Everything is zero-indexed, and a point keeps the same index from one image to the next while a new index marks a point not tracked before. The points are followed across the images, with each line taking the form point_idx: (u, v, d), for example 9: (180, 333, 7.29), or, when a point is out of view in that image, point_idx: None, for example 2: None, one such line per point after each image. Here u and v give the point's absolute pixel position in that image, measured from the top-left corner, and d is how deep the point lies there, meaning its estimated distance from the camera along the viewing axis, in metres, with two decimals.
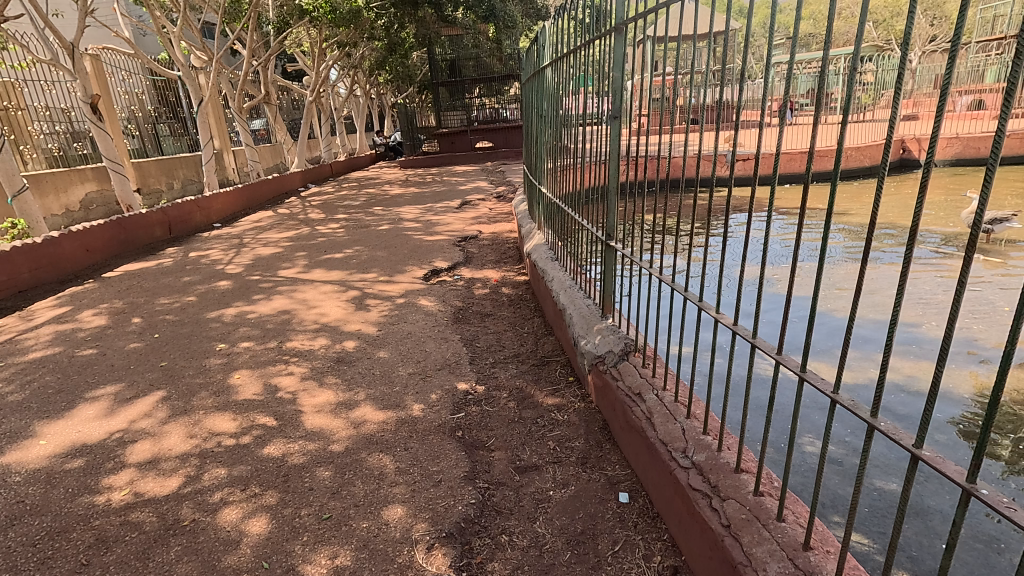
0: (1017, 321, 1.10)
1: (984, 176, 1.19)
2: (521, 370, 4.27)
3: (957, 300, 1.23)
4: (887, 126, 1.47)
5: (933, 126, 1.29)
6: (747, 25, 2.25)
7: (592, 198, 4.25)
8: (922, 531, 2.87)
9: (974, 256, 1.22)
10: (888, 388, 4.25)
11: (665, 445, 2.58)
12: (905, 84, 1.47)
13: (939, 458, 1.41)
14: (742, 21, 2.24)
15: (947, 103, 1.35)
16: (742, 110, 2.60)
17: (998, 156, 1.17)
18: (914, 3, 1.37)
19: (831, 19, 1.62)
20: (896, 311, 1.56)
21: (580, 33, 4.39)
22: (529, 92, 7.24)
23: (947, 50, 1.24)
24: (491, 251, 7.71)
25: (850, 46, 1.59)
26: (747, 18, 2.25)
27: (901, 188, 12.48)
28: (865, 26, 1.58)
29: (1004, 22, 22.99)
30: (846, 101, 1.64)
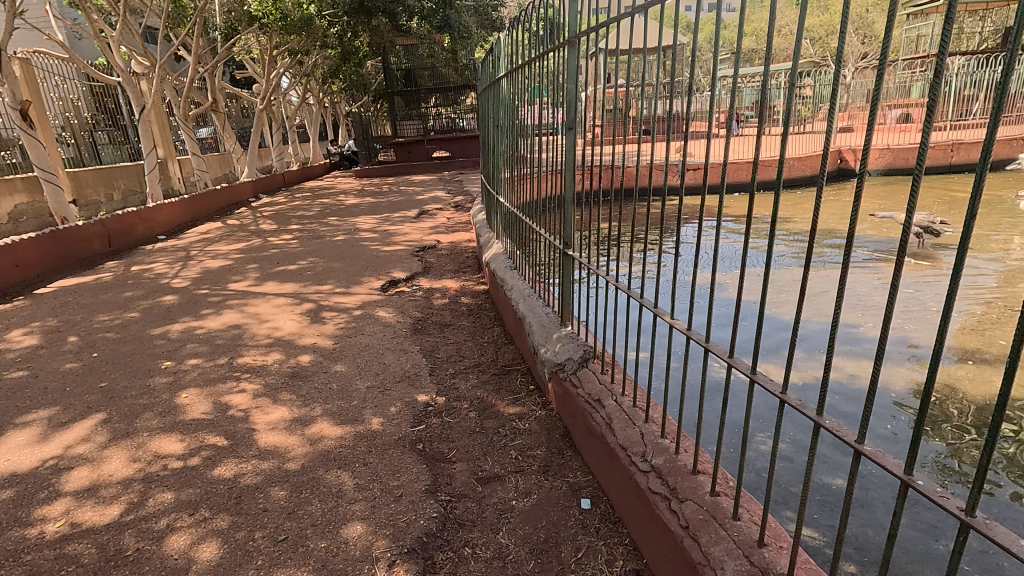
0: (943, 320, 1.17)
1: (911, 187, 1.26)
2: (481, 380, 4.25)
3: (891, 300, 1.31)
4: (823, 140, 1.54)
5: (865, 140, 1.36)
6: (694, 43, 2.34)
7: (548, 208, 4.29)
8: (867, 523, 3.00)
9: (905, 258, 1.29)
10: (831, 387, 4.45)
11: (625, 449, 2.62)
12: (840, 98, 1.54)
13: (880, 452, 1.48)
14: (689, 36, 2.28)
15: (877, 118, 1.42)
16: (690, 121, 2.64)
17: (922, 168, 1.25)
18: (846, 22, 1.44)
19: (769, 36, 1.67)
20: (837, 313, 1.64)
21: (533, 45, 4.45)
22: (485, 103, 7.26)
23: (875, 69, 1.32)
24: (449, 261, 7.68)
25: (788, 61, 1.65)
26: (693, 34, 2.30)
27: (839, 196, 13.16)
28: (802, 42, 1.63)
29: (925, 42, 24.69)
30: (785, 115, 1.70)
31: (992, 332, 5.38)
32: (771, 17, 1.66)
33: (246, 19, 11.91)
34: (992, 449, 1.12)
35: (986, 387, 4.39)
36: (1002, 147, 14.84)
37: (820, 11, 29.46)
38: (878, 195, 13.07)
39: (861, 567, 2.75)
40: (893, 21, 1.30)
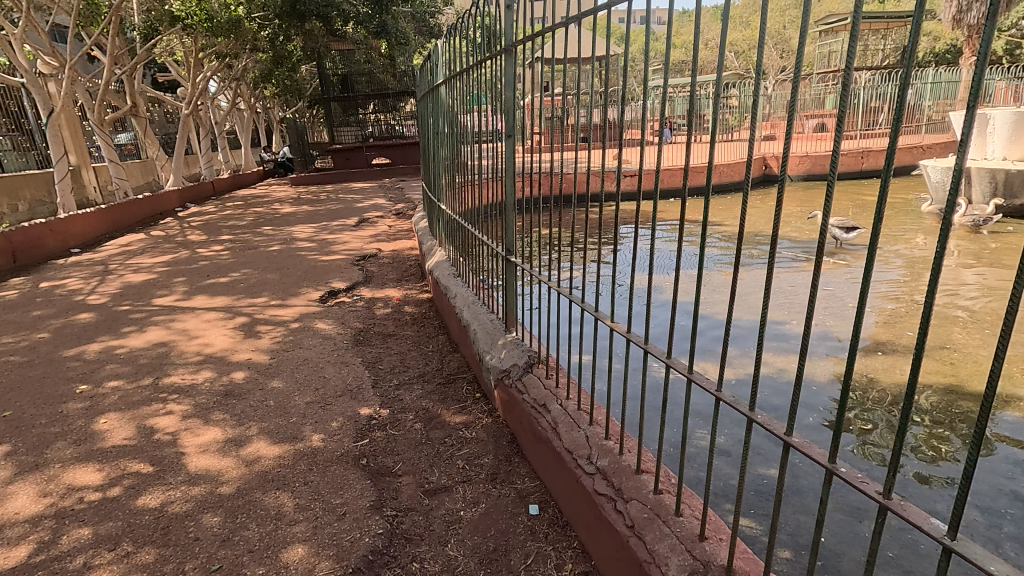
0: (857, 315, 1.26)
1: (824, 194, 1.35)
2: (426, 390, 4.17)
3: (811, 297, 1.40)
4: (746, 149, 1.61)
5: (783, 150, 1.44)
6: (626, 53, 2.41)
7: (490, 214, 4.29)
8: (799, 510, 3.16)
9: (821, 257, 1.38)
10: (763, 381, 4.68)
11: (571, 453, 2.64)
12: (761, 108, 1.61)
13: (806, 443, 1.56)
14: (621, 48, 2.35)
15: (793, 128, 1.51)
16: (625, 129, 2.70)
17: (834, 175, 1.34)
18: (763, 38, 1.52)
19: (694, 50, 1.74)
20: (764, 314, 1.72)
21: (471, 53, 4.46)
22: (424, 110, 7.22)
23: (790, 82, 1.41)
24: (391, 270, 7.53)
25: (712, 74, 1.72)
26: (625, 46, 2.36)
27: (764, 201, 13.94)
28: (724, 55, 1.71)
29: (836, 58, 26.61)
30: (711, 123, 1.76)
31: (901, 325, 5.83)
32: (696, 31, 1.72)
33: (168, 19, 11.30)
34: (904, 432, 1.21)
35: (898, 376, 4.75)
36: (904, 154, 16.19)
37: (743, 26, 31.24)
38: (799, 199, 13.94)
39: (795, 552, 2.89)
40: (805, 38, 1.38)
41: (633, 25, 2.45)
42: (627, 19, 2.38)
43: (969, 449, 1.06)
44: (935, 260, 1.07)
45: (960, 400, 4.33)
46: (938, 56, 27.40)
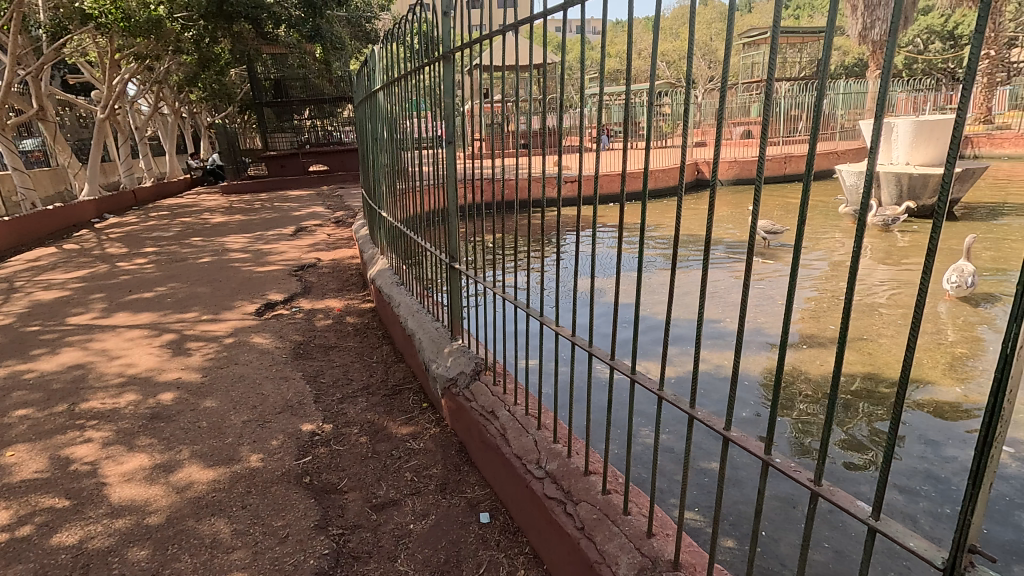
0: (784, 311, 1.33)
1: (753, 197, 1.42)
2: (372, 403, 4.07)
3: (743, 295, 1.46)
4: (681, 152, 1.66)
5: (714, 156, 1.51)
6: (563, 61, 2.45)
7: (432, 221, 4.26)
8: (738, 500, 3.30)
9: (752, 256, 1.45)
10: (701, 377, 4.87)
11: (520, 458, 2.64)
12: (693, 116, 1.67)
13: (743, 436, 1.63)
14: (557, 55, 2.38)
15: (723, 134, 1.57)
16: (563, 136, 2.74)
17: (761, 178, 1.41)
18: (691, 48, 1.58)
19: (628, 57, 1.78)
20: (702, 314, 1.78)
21: (409, 59, 4.43)
22: (362, 115, 7.08)
23: (718, 91, 1.47)
24: (332, 280, 7.32)
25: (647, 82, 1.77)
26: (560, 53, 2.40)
27: (698, 204, 14.56)
28: (655, 64, 1.76)
29: (759, 69, 28.19)
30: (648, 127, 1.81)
31: (824, 320, 6.22)
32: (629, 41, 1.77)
33: (78, 18, 10.51)
34: (830, 420, 1.28)
35: (822, 367, 5.07)
36: (822, 160, 17.33)
37: (674, 37, 32.63)
38: (730, 203, 14.64)
39: (737, 541, 3.01)
40: (729, 50, 1.44)
41: (570, 32, 2.49)
42: (562, 28, 2.43)
43: (888, 433, 1.14)
44: (851, 258, 1.15)
45: (879, 387, 4.67)
46: (848, 69, 29.62)
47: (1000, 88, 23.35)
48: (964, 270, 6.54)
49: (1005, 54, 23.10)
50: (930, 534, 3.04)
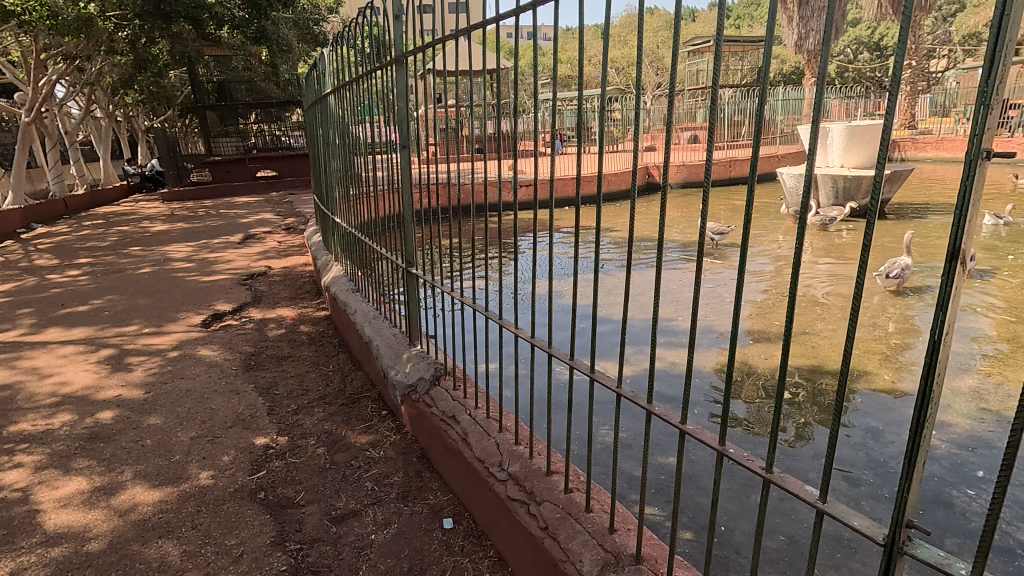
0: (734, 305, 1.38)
1: (701, 199, 1.47)
2: (328, 413, 3.96)
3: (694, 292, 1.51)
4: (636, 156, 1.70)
5: (663, 159, 1.56)
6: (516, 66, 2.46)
7: (387, 227, 4.19)
8: (695, 492, 3.39)
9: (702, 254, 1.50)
10: (657, 374, 4.99)
11: (482, 462, 2.64)
12: (643, 121, 1.72)
13: (699, 429, 1.68)
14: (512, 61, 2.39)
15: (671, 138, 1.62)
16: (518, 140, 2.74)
17: (708, 182, 1.46)
18: (640, 55, 1.63)
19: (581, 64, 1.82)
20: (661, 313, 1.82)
21: (360, 62, 4.36)
22: (312, 119, 6.93)
23: (667, 98, 1.52)
24: (283, 288, 7.10)
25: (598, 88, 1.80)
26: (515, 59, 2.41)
27: (649, 207, 14.93)
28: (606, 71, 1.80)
29: (704, 76, 29.22)
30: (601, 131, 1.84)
31: (770, 316, 6.49)
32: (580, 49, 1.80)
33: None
34: (779, 410, 1.34)
35: (770, 361, 5.29)
36: (764, 163, 18.10)
37: (622, 44, 33.43)
38: (679, 205, 15.08)
39: (695, 533, 3.09)
40: (676, 57, 1.49)
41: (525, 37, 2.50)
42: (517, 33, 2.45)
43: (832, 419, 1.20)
44: (795, 254, 1.21)
45: (822, 377, 4.91)
46: (786, 76, 31.10)
47: (922, 95, 25.03)
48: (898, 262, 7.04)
49: (925, 64, 24.75)
50: (873, 515, 3.21)
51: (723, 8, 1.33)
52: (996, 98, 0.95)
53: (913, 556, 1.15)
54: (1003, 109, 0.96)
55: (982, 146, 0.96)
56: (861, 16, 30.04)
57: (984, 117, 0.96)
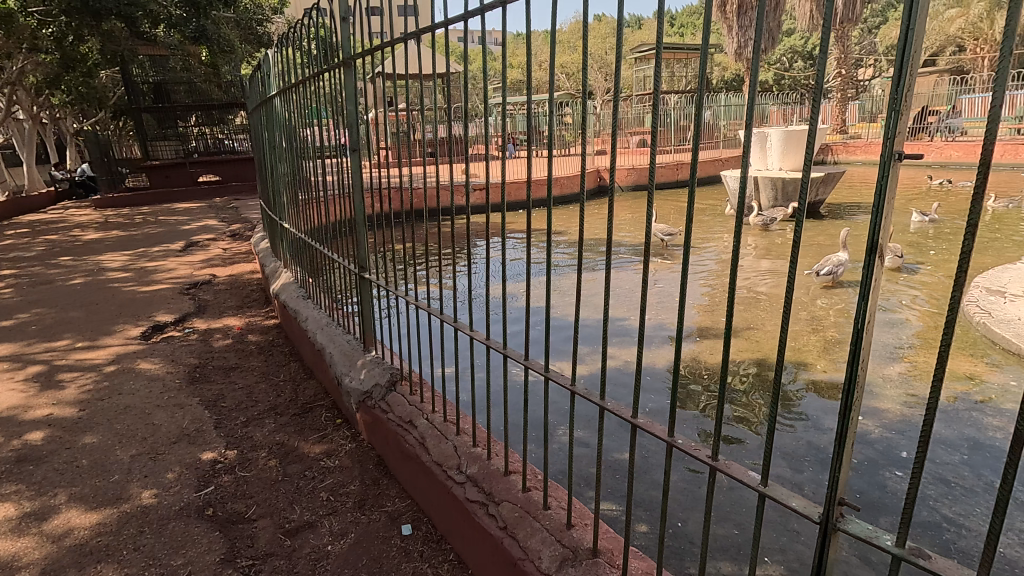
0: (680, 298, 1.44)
1: (646, 200, 1.54)
2: (280, 424, 3.85)
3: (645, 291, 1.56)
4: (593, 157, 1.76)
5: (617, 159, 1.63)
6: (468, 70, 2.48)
7: (339, 231, 4.11)
8: (650, 486, 3.47)
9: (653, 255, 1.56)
10: (612, 373, 5.11)
11: (441, 465, 2.64)
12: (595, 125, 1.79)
13: (651, 422, 1.73)
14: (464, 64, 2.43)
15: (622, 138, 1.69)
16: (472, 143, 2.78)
17: (652, 184, 1.53)
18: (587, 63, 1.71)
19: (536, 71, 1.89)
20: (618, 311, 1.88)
21: (307, 65, 4.28)
22: (257, 123, 6.73)
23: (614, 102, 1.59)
24: (229, 296, 6.85)
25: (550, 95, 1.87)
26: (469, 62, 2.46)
27: (601, 210, 15.23)
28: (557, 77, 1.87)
29: (650, 82, 30.04)
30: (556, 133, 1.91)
31: (717, 313, 6.73)
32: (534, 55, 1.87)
33: None
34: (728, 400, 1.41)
35: (718, 356, 5.49)
36: (709, 166, 18.76)
37: (571, 50, 34.03)
38: (630, 208, 15.44)
39: (651, 526, 3.16)
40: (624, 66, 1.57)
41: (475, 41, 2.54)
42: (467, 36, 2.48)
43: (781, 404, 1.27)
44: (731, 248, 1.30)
45: (766, 370, 5.14)
46: (727, 83, 32.38)
47: (851, 103, 26.53)
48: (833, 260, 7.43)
49: (854, 73, 26.26)
50: (814, 498, 3.39)
51: (663, 18, 1.41)
52: (904, 106, 1.05)
53: (846, 531, 1.24)
54: (911, 117, 1.06)
55: (893, 147, 1.06)
56: (794, 27, 31.64)
57: (894, 123, 1.05)
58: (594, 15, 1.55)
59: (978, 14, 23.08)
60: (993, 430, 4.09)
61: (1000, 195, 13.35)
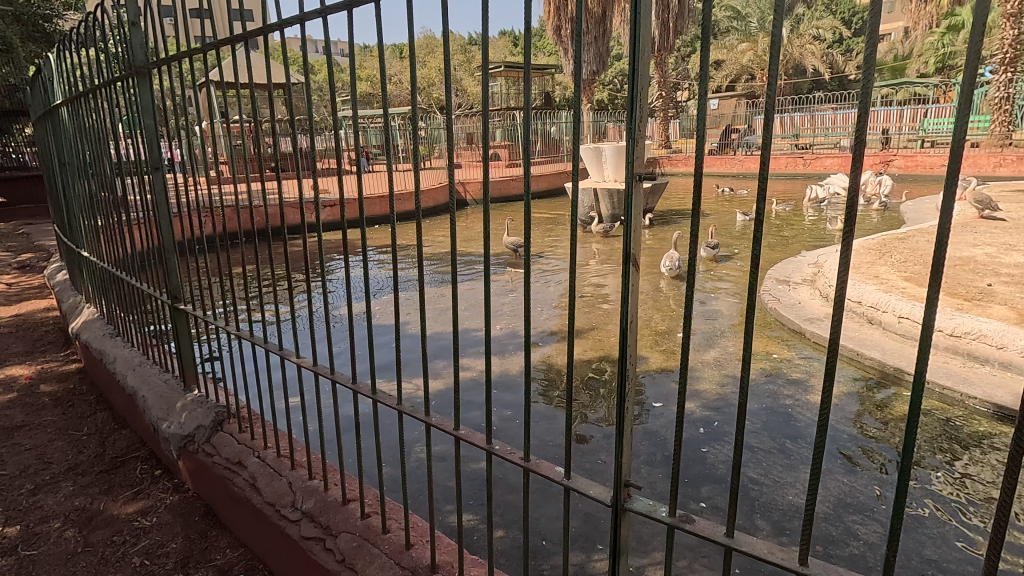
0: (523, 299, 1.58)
1: (477, 214, 1.64)
2: (80, 486, 3.31)
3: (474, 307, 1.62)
4: (449, 172, 1.86)
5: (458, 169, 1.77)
6: (306, 81, 2.55)
7: (148, 259, 3.66)
8: (508, 489, 3.47)
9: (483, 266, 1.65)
10: (470, 383, 5.16)
11: (273, 505, 2.47)
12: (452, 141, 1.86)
13: (474, 434, 1.79)
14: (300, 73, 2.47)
15: (454, 149, 1.85)
16: (316, 154, 2.80)
17: (482, 196, 1.65)
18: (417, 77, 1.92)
19: (387, 88, 2.08)
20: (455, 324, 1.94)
21: (100, 74, 3.82)
22: (43, 136, 5.82)
23: (447, 116, 1.74)
24: (15, 341, 5.73)
25: (409, 106, 2.08)
26: (304, 71, 2.49)
27: (459, 221, 15.44)
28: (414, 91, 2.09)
29: (500, 98, 31.31)
30: (414, 147, 2.10)
31: (566, 318, 7.13)
32: (381, 67, 2.06)
33: None
34: (542, 410, 1.51)
35: (568, 358, 5.81)
36: (557, 177, 19.95)
37: (422, 66, 34.10)
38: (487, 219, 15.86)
39: (509, 529, 3.14)
40: (451, 84, 1.72)
41: (308, 53, 2.49)
42: (298, 44, 2.38)
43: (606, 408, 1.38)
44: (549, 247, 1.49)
45: (610, 368, 5.54)
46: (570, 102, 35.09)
47: (673, 121, 30.07)
48: (673, 255, 8.42)
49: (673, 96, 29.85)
50: (650, 478, 3.71)
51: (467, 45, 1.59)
52: (639, 132, 1.21)
53: (632, 509, 1.39)
54: (646, 142, 1.23)
55: (633, 171, 1.22)
56: (623, 53, 35.11)
57: (631, 146, 1.20)
58: (404, 32, 1.66)
59: (762, 49, 27.62)
60: (784, 398, 4.86)
61: (785, 199, 16.01)
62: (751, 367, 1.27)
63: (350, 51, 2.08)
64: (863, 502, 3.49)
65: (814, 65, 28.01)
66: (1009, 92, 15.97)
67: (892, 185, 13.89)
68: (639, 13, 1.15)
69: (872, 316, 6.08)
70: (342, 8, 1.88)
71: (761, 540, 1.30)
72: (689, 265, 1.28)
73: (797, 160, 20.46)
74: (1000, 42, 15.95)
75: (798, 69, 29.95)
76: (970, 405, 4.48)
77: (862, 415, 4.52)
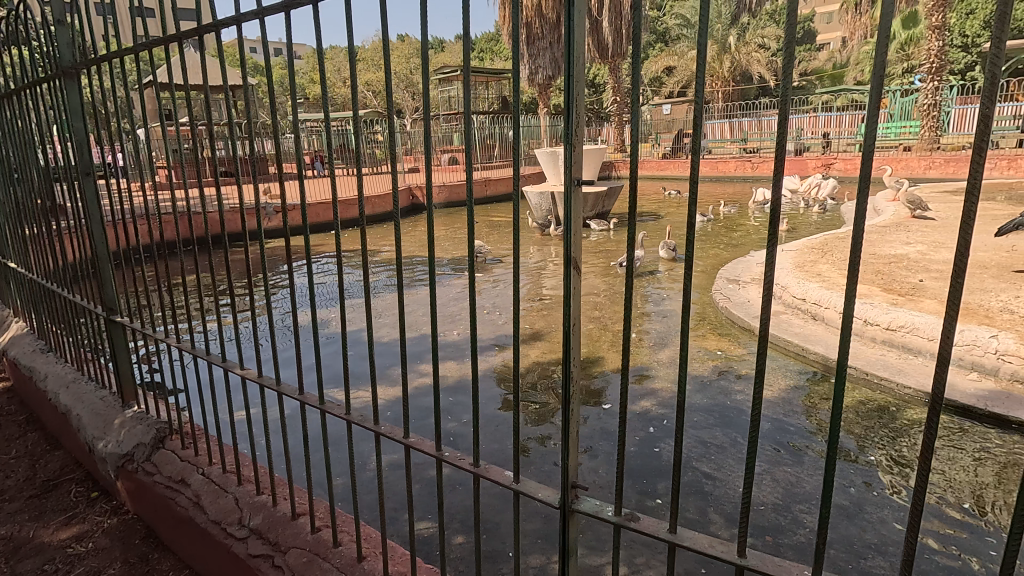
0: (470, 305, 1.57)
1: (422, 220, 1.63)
2: (8, 514, 3.09)
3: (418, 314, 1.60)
4: (393, 177, 1.82)
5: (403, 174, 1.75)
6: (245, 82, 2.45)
7: (80, 270, 3.47)
8: (466, 494, 3.45)
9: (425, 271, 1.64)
10: (426, 390, 5.10)
11: (219, 523, 2.37)
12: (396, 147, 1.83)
13: (423, 440, 1.77)
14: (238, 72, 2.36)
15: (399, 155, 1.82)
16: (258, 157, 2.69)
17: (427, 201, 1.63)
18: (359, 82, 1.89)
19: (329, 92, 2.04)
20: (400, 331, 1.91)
21: (25, 74, 3.60)
22: None
23: (389, 122, 1.72)
24: None
25: (351, 111, 2.04)
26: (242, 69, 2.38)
27: (415, 226, 15.28)
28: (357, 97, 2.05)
29: (456, 102, 31.22)
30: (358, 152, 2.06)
31: (523, 321, 7.14)
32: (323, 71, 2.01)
33: None
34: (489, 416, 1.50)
35: (525, 361, 5.83)
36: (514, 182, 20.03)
37: (375, 68, 33.53)
38: (444, 224, 15.75)
39: (467, 535, 3.12)
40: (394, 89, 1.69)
41: (248, 55, 2.40)
42: (238, 46, 2.29)
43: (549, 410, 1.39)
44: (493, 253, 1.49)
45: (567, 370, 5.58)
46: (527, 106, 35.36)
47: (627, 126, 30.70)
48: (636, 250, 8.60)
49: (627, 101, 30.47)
50: (606, 477, 3.75)
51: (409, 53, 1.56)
52: (576, 139, 1.23)
53: (580, 510, 1.41)
54: (583, 148, 1.24)
55: (571, 177, 1.23)
56: None
57: (569, 152, 1.22)
58: (343, 36, 1.62)
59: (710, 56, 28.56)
60: (735, 394, 5.01)
61: (735, 202, 16.54)
62: (688, 366, 1.31)
63: (291, 53, 2.03)
64: (809, 492, 3.63)
65: (759, 72, 29.15)
66: (936, 100, 17.00)
67: (832, 187, 14.53)
68: (573, 23, 1.17)
69: (816, 312, 6.35)
70: (281, 10, 1.82)
71: (703, 534, 1.33)
72: (626, 268, 1.31)
73: (746, 163, 21.15)
74: (927, 52, 16.96)
75: (744, 75, 31.05)
76: (905, 394, 4.74)
77: (806, 408, 4.72)
